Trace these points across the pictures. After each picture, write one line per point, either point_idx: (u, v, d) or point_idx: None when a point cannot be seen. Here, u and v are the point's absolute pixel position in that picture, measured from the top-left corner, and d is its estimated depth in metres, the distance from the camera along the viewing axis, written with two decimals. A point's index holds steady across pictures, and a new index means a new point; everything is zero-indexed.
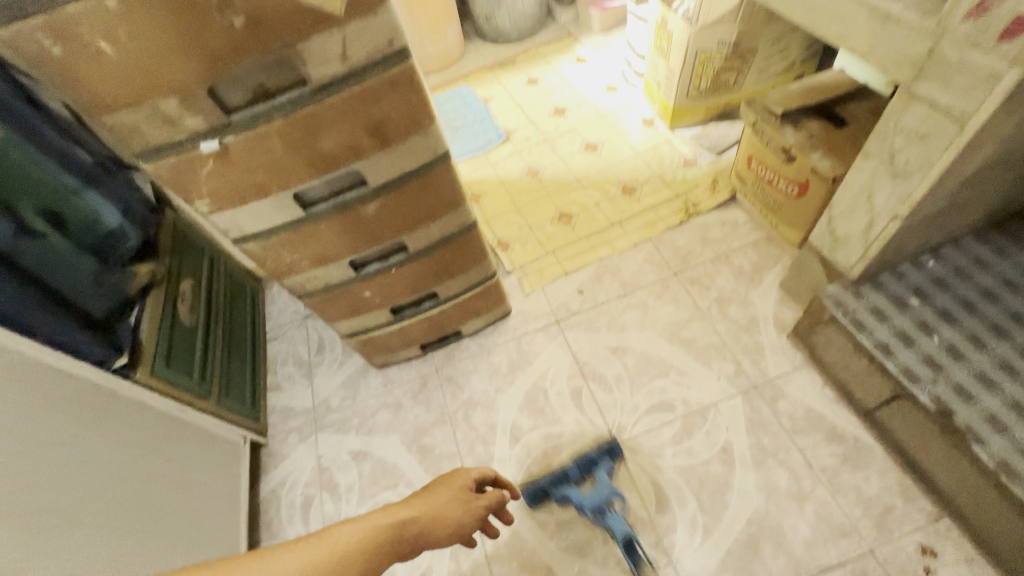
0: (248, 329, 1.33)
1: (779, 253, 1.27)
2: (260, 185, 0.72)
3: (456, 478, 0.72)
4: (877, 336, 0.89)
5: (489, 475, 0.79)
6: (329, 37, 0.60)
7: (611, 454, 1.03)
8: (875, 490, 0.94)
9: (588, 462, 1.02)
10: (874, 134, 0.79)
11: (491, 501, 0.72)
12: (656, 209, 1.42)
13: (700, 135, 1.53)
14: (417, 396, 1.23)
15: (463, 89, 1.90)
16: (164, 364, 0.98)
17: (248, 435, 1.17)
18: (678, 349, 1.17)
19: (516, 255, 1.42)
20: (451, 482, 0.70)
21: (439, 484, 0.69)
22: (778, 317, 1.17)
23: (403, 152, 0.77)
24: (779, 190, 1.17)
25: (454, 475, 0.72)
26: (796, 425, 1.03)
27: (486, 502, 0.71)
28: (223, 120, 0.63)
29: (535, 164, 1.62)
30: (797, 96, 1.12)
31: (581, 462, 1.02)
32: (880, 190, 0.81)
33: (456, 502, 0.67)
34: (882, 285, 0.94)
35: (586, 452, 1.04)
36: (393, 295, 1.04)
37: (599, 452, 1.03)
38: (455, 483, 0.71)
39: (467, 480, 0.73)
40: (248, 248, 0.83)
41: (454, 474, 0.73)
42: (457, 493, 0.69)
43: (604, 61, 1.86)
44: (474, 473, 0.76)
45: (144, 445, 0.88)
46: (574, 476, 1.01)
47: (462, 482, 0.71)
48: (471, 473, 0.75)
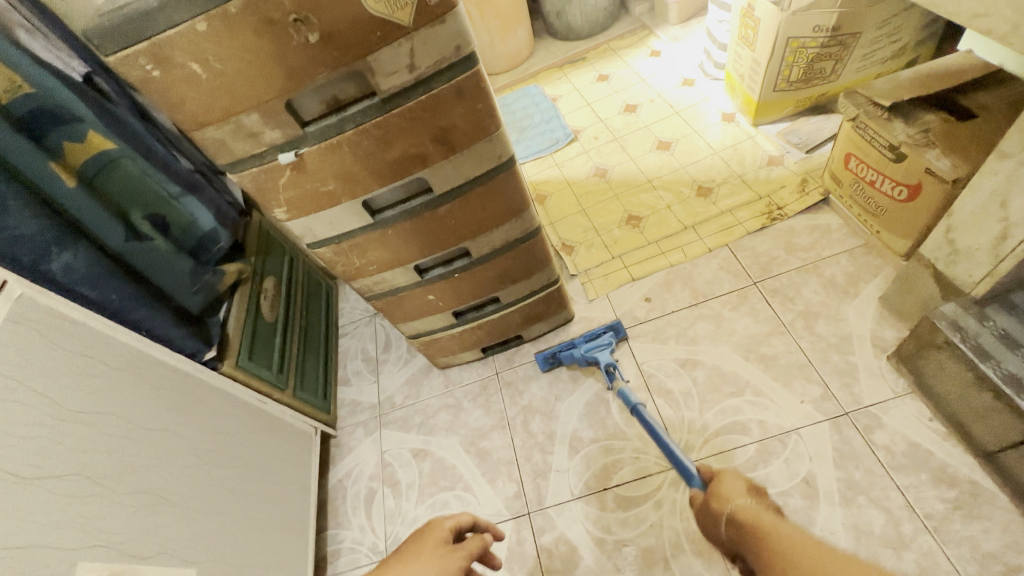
0: (322, 325, 1.41)
1: (880, 263, 1.13)
2: (333, 194, 0.75)
3: (431, 534, 0.70)
4: (1006, 367, 0.76)
5: (465, 521, 0.75)
6: (398, 48, 0.60)
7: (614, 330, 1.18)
8: (995, 545, 0.81)
9: (595, 333, 1.18)
10: (1013, 130, 0.66)
11: (472, 550, 0.68)
12: (735, 212, 1.31)
13: (788, 131, 1.40)
14: (477, 399, 1.24)
15: (532, 88, 1.88)
16: (248, 357, 1.06)
17: (320, 427, 1.24)
18: (755, 366, 1.08)
19: (581, 259, 1.38)
20: (426, 538, 0.68)
21: (415, 543, 0.67)
22: (876, 336, 1.04)
23: (468, 159, 0.76)
24: (883, 193, 1.03)
25: (429, 531, 0.70)
26: (896, 461, 0.91)
27: (467, 551, 0.67)
28: (298, 132, 0.65)
29: (603, 164, 1.57)
30: (910, 85, 0.98)
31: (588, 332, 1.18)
32: (1019, 195, 0.69)
33: (430, 558, 0.64)
34: (1015, 307, 0.80)
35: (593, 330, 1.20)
36: (456, 299, 1.05)
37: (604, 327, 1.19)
38: (432, 538, 0.69)
39: (444, 532, 0.70)
40: (321, 253, 0.87)
41: (427, 530, 0.70)
42: (436, 550, 0.66)
43: (681, 53, 1.76)
44: (450, 523, 0.72)
45: (230, 432, 0.95)
46: (580, 342, 1.17)
47: (439, 536, 0.69)
48: (447, 524, 0.72)
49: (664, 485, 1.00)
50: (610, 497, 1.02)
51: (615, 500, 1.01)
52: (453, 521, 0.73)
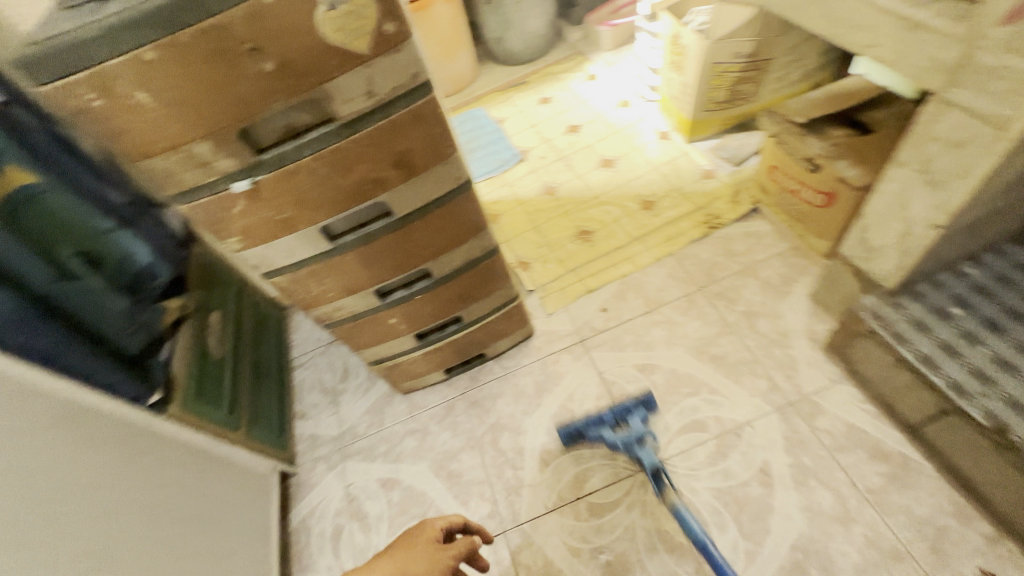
0: (274, 358, 1.35)
1: (808, 263, 1.24)
2: (289, 221, 0.73)
3: (423, 534, 0.76)
4: (919, 349, 0.85)
5: (455, 522, 0.80)
6: (356, 75, 0.61)
7: (646, 405, 1.05)
8: (926, 510, 0.90)
9: (625, 407, 1.04)
10: (905, 142, 0.76)
11: (460, 550, 0.73)
12: (677, 223, 1.40)
13: (718, 147, 1.52)
14: (444, 421, 1.22)
15: (477, 111, 1.93)
16: (195, 397, 1.00)
17: (278, 465, 1.18)
18: (707, 366, 1.14)
19: (537, 274, 1.42)
20: (419, 536, 0.76)
21: (408, 541, 0.75)
22: (810, 330, 1.14)
23: (427, 181, 0.78)
24: (804, 200, 1.14)
25: (421, 531, 0.77)
26: (837, 443, 0.99)
27: (456, 551, 0.73)
28: (253, 159, 0.64)
29: (552, 182, 1.63)
30: (818, 104, 1.11)
31: (618, 407, 1.04)
32: (915, 197, 0.79)
33: (420, 555, 0.72)
34: (920, 295, 0.91)
35: (621, 403, 1.06)
36: (418, 321, 1.04)
37: (635, 402, 1.05)
38: (422, 537, 0.75)
39: (436, 532, 0.76)
40: (277, 282, 0.84)
41: (420, 531, 0.77)
42: (425, 549, 0.73)
43: (616, 76, 1.87)
44: (441, 523, 0.78)
45: (179, 483, 0.88)
46: (609, 420, 1.03)
47: (431, 535, 0.76)
48: (439, 523, 0.78)
49: (633, 488, 1.03)
50: (583, 506, 1.03)
51: (588, 508, 1.03)
52: (445, 521, 0.79)
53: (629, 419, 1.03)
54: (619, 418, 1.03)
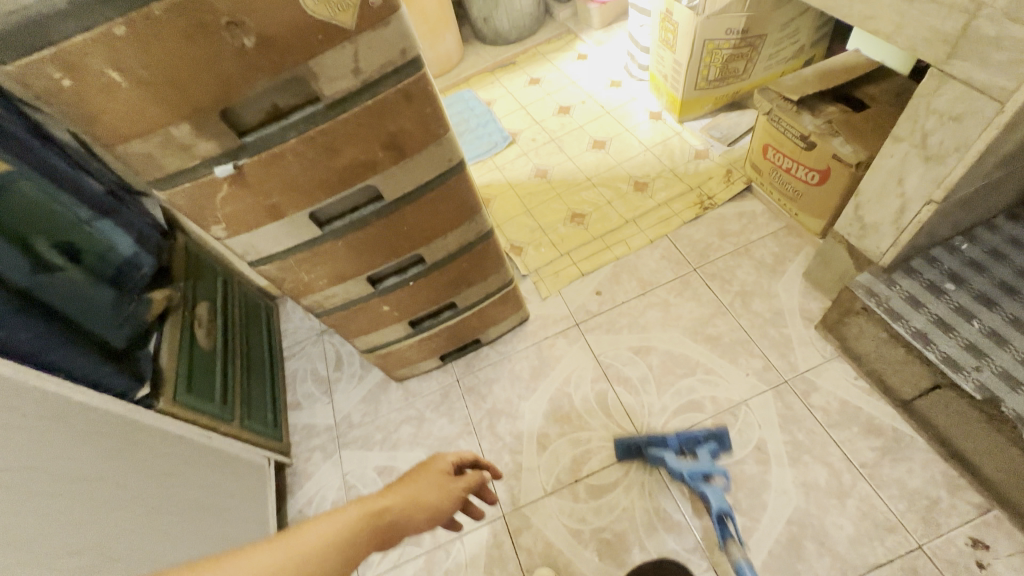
0: (265, 349, 1.32)
1: (801, 242, 1.24)
2: (276, 207, 0.70)
3: (434, 464, 0.71)
4: (914, 324, 0.86)
5: (466, 458, 0.78)
6: (341, 52, 0.58)
7: (719, 439, 0.99)
8: (919, 482, 0.91)
9: (694, 437, 0.99)
10: (903, 116, 0.76)
11: (470, 484, 0.73)
12: (670, 204, 1.39)
13: (710, 126, 1.51)
14: (440, 408, 1.22)
15: (465, 93, 1.89)
16: (185, 390, 0.98)
17: (273, 457, 1.16)
18: (703, 346, 1.15)
19: (530, 259, 1.40)
20: (429, 468, 0.69)
21: (416, 472, 0.68)
22: (804, 308, 1.14)
23: (418, 164, 0.75)
24: (798, 178, 1.14)
25: (432, 462, 0.71)
26: (832, 419, 1.00)
27: (466, 484, 0.72)
28: (236, 143, 0.61)
29: (543, 165, 1.60)
30: (812, 81, 1.09)
31: (685, 433, 1.00)
32: (912, 173, 0.78)
33: (433, 486, 0.66)
34: (914, 271, 0.91)
35: (691, 430, 1.01)
36: (412, 308, 1.02)
37: (706, 434, 1.00)
38: (435, 468, 0.70)
39: (448, 464, 0.72)
40: (266, 271, 0.82)
41: (430, 462, 0.72)
42: (437, 480, 0.68)
43: (606, 56, 1.84)
44: (451, 457, 0.75)
45: (175, 474, 0.87)
46: (674, 446, 0.99)
47: (442, 467, 0.71)
48: (450, 457, 0.74)
49: (631, 469, 1.03)
50: (582, 488, 1.04)
51: (587, 490, 1.03)
52: (457, 455, 0.77)
53: (697, 449, 0.98)
54: (684, 445, 0.99)
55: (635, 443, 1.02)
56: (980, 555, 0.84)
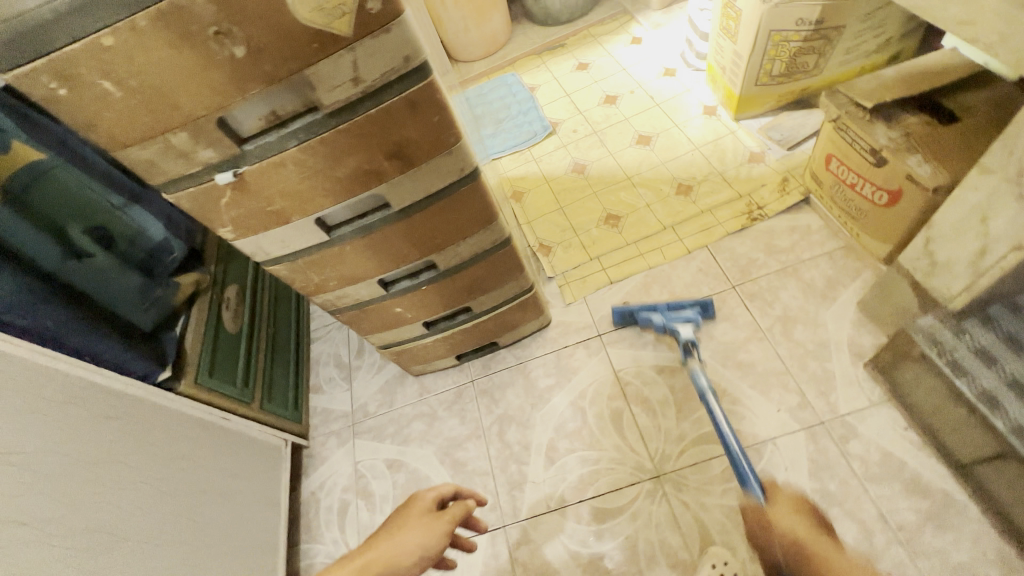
0: (291, 332, 1.36)
1: (860, 266, 1.10)
2: (281, 212, 0.69)
3: (414, 506, 0.74)
4: (981, 383, 0.75)
5: (447, 490, 0.77)
6: (340, 59, 0.54)
7: (704, 307, 1.12)
8: (966, 557, 0.81)
9: (681, 304, 1.13)
10: (995, 144, 0.63)
11: (455, 514, 0.72)
12: (715, 211, 1.28)
13: (770, 126, 1.36)
14: (452, 408, 1.21)
15: (509, 77, 1.81)
16: (207, 373, 1.02)
17: (290, 439, 1.21)
18: (732, 373, 1.06)
19: (558, 260, 1.34)
20: (409, 510, 0.73)
21: (398, 518, 0.72)
22: (854, 342, 1.03)
23: (427, 173, 0.72)
24: (864, 196, 1.00)
25: (412, 505, 0.74)
26: (871, 472, 0.90)
27: (450, 518, 0.71)
28: (236, 151, 0.60)
29: (582, 159, 1.52)
30: (893, 84, 0.94)
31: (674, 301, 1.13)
32: (1000, 211, 0.66)
33: (412, 530, 0.69)
34: (992, 320, 0.78)
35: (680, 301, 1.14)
36: (425, 311, 1.01)
37: (693, 302, 1.13)
38: (414, 510, 0.73)
39: (427, 503, 0.74)
40: (277, 270, 0.82)
41: (410, 503, 0.75)
42: (416, 522, 0.71)
43: (662, 40, 1.70)
44: (432, 493, 0.76)
45: (188, 456, 0.91)
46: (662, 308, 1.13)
47: (421, 508, 0.73)
48: (430, 494, 0.75)
49: (639, 497, 0.98)
50: (585, 509, 1.00)
51: (591, 511, 1.00)
52: (436, 490, 0.76)
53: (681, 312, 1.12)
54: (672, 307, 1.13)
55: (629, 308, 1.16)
56: None
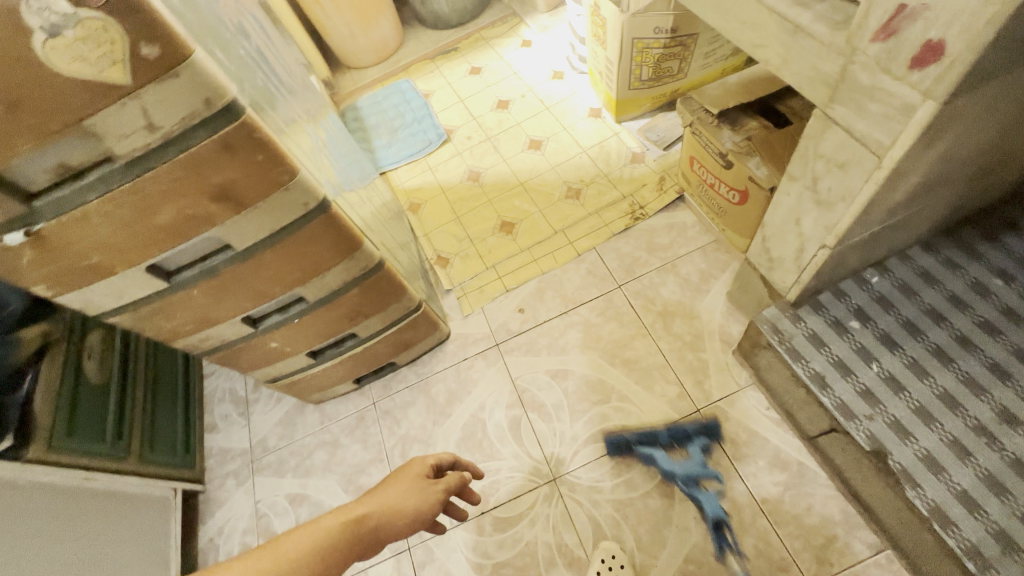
0: (178, 371, 1.27)
1: (727, 259, 1.19)
2: (99, 266, 0.64)
3: (412, 468, 0.70)
4: (812, 366, 0.83)
5: (446, 459, 0.75)
6: (123, 108, 0.50)
7: (709, 429, 1.01)
8: (817, 520, 0.90)
9: (683, 432, 1.01)
10: (795, 156, 0.69)
11: (450, 484, 0.70)
12: (602, 213, 1.33)
13: (647, 127, 1.43)
14: (355, 433, 1.18)
15: (403, 84, 1.77)
16: (65, 433, 0.93)
17: (180, 486, 1.14)
18: (620, 371, 1.11)
19: (455, 272, 1.34)
20: (407, 472, 0.69)
21: (394, 477, 0.68)
22: (723, 331, 1.10)
23: (265, 212, 0.69)
24: (721, 195, 1.08)
25: (409, 466, 0.71)
26: (738, 452, 0.98)
27: (445, 486, 0.69)
28: (23, 209, 0.55)
29: (477, 166, 1.52)
30: (736, 90, 1.01)
31: (675, 428, 1.02)
32: (807, 214, 0.73)
33: (408, 491, 0.66)
34: (821, 307, 0.87)
35: (681, 423, 1.02)
36: (305, 342, 0.97)
37: (695, 426, 1.01)
38: (411, 473, 0.69)
39: (425, 467, 0.71)
40: (118, 321, 0.76)
41: (407, 466, 0.71)
42: (413, 484, 0.67)
43: (551, 43, 1.72)
44: (431, 460, 0.73)
45: (51, 530, 0.84)
46: (664, 442, 1.01)
47: (420, 470, 0.70)
48: (428, 460, 0.72)
49: (537, 502, 1.01)
50: (487, 520, 1.02)
51: (493, 522, 1.01)
52: (435, 457, 0.74)
53: (687, 443, 1.00)
54: (674, 439, 1.01)
55: (626, 441, 1.02)
56: None
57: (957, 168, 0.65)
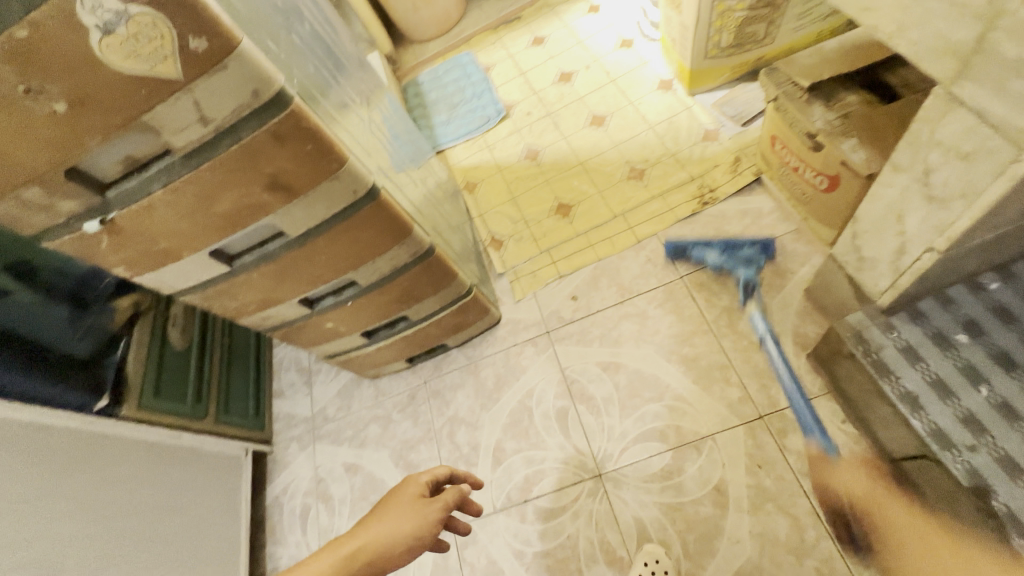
0: (250, 341, 1.36)
1: (809, 251, 1.06)
2: (169, 251, 0.68)
3: (406, 489, 0.67)
4: (903, 384, 0.73)
5: (442, 473, 0.71)
6: (177, 102, 0.51)
7: (764, 248, 1.07)
8: None
9: (738, 244, 1.08)
10: (903, 142, 0.58)
11: (449, 501, 0.66)
12: (667, 196, 1.23)
13: (724, 100, 1.29)
14: (406, 410, 1.22)
15: (464, 57, 1.73)
16: (152, 395, 1.03)
17: (251, 447, 1.24)
18: (677, 369, 1.04)
19: (509, 255, 1.32)
20: (400, 496, 0.66)
21: (388, 502, 0.66)
22: (798, 332, 1.00)
23: (316, 200, 0.69)
24: (806, 181, 0.95)
25: (404, 486, 0.68)
26: (805, 466, 0.90)
27: (443, 504, 0.65)
28: (98, 200, 0.58)
29: (535, 144, 1.46)
30: (833, 59, 0.87)
31: (731, 240, 1.10)
32: (912, 211, 0.62)
33: (402, 517, 0.63)
34: (921, 316, 0.75)
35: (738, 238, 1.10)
36: (360, 323, 1.00)
37: (752, 241, 1.08)
38: (406, 494, 0.66)
39: (420, 487, 0.67)
40: (190, 300, 0.81)
41: (403, 486, 0.68)
42: (408, 507, 0.65)
43: (620, 8, 1.59)
44: (426, 476, 0.69)
45: (142, 482, 0.95)
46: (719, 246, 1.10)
47: (414, 491, 0.67)
48: (423, 478, 0.69)
49: (581, 496, 0.99)
50: (530, 509, 1.02)
51: (536, 511, 1.01)
52: (430, 474, 0.70)
53: (741, 251, 1.07)
54: (728, 246, 1.09)
55: (683, 245, 1.12)
56: None
57: None
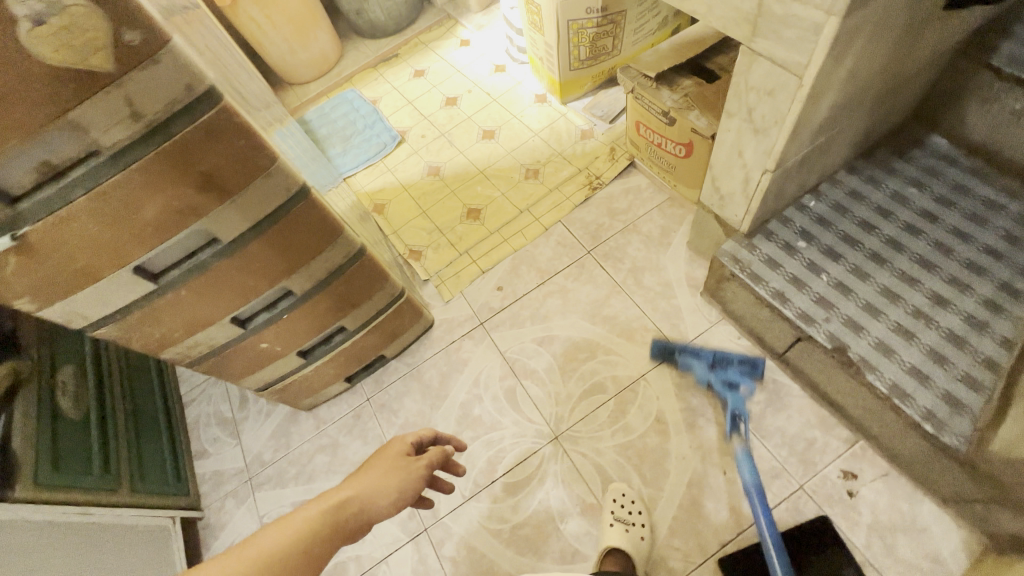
0: (157, 404, 1.22)
1: (682, 212, 1.28)
2: (87, 269, 0.64)
3: (392, 448, 0.74)
4: (773, 285, 0.91)
5: (426, 437, 0.80)
6: (109, 96, 0.52)
7: (753, 366, 1.02)
8: (797, 427, 0.99)
9: (728, 358, 1.03)
10: (730, 94, 0.78)
11: (432, 460, 0.73)
12: (563, 188, 1.40)
13: (591, 105, 1.52)
14: (353, 430, 1.19)
15: (349, 94, 1.79)
16: (51, 470, 0.89)
17: (179, 514, 1.10)
18: (602, 328, 1.17)
19: (429, 262, 1.37)
20: (387, 452, 0.72)
21: (376, 458, 0.71)
22: (690, 277, 1.19)
23: (250, 200, 0.70)
24: (669, 152, 1.17)
25: (389, 445, 0.74)
26: None
27: (427, 461, 0.73)
28: (8, 212, 0.54)
29: (435, 161, 1.56)
30: (668, 55, 1.10)
31: (720, 352, 1.04)
32: (748, 145, 0.81)
33: (390, 469, 0.69)
34: (771, 234, 0.95)
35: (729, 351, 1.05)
36: (296, 340, 0.98)
37: (741, 357, 1.03)
38: (392, 451, 0.73)
39: (406, 447, 0.75)
40: (104, 335, 0.75)
41: (388, 446, 0.75)
42: (396, 461, 0.71)
43: (489, 40, 1.79)
44: (411, 438, 0.77)
45: (66, 568, 0.82)
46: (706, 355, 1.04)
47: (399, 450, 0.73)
48: (408, 439, 0.76)
49: (543, 461, 1.05)
50: (498, 487, 1.05)
51: (504, 488, 1.04)
52: (415, 436, 0.78)
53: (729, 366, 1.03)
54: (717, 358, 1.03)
55: (671, 346, 1.06)
56: (850, 484, 0.93)
57: (863, 86, 0.75)
